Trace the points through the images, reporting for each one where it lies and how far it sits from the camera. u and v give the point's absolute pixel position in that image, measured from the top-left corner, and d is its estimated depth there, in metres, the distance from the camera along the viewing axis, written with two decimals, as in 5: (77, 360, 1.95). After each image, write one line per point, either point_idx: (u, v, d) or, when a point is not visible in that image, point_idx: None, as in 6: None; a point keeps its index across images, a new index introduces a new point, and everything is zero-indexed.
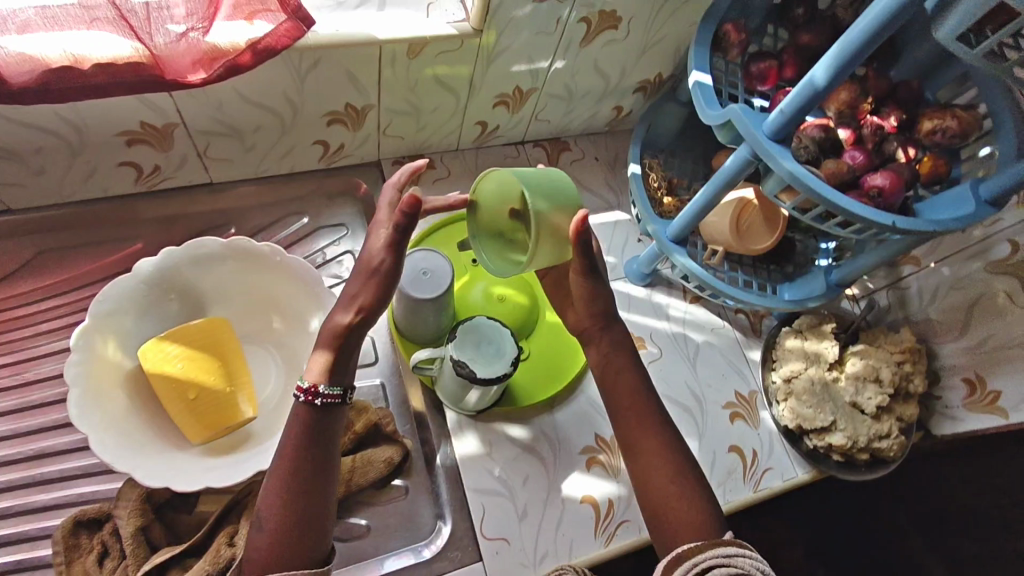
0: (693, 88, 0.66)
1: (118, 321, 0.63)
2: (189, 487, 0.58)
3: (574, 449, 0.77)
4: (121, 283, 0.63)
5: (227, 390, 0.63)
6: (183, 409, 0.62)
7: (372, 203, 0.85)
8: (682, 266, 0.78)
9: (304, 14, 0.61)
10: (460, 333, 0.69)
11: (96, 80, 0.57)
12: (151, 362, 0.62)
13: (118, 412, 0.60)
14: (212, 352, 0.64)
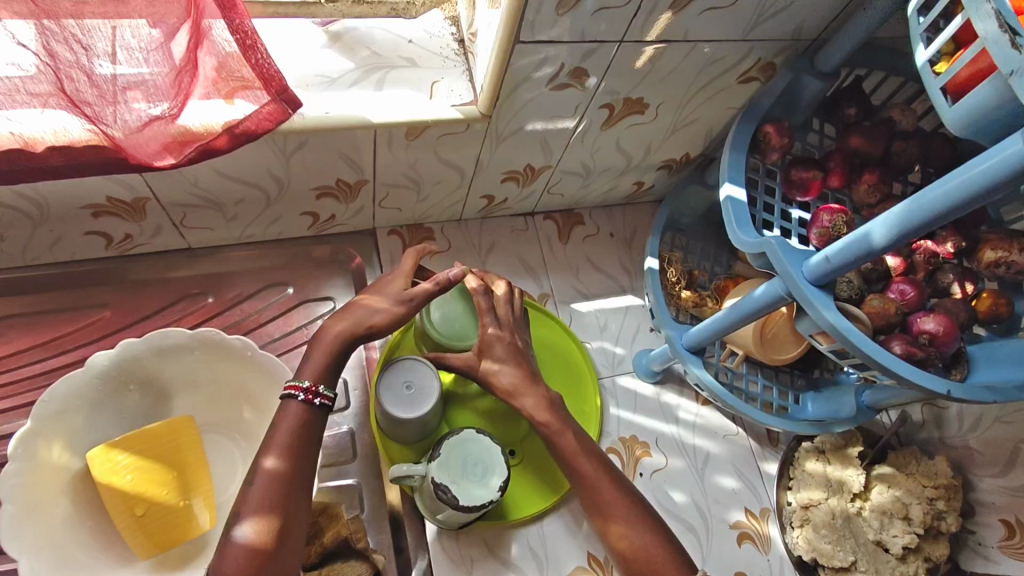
0: (725, 203, 0.58)
1: (67, 421, 0.57)
2: None
3: (562, 570, 0.70)
4: (71, 380, 0.57)
5: (180, 505, 0.57)
6: (130, 525, 0.56)
7: (364, 276, 0.78)
8: (695, 377, 0.72)
9: (290, 96, 0.53)
10: (443, 449, 0.62)
11: (52, 163, 0.49)
12: (100, 471, 0.56)
13: (57, 528, 0.54)
14: (168, 461, 0.58)
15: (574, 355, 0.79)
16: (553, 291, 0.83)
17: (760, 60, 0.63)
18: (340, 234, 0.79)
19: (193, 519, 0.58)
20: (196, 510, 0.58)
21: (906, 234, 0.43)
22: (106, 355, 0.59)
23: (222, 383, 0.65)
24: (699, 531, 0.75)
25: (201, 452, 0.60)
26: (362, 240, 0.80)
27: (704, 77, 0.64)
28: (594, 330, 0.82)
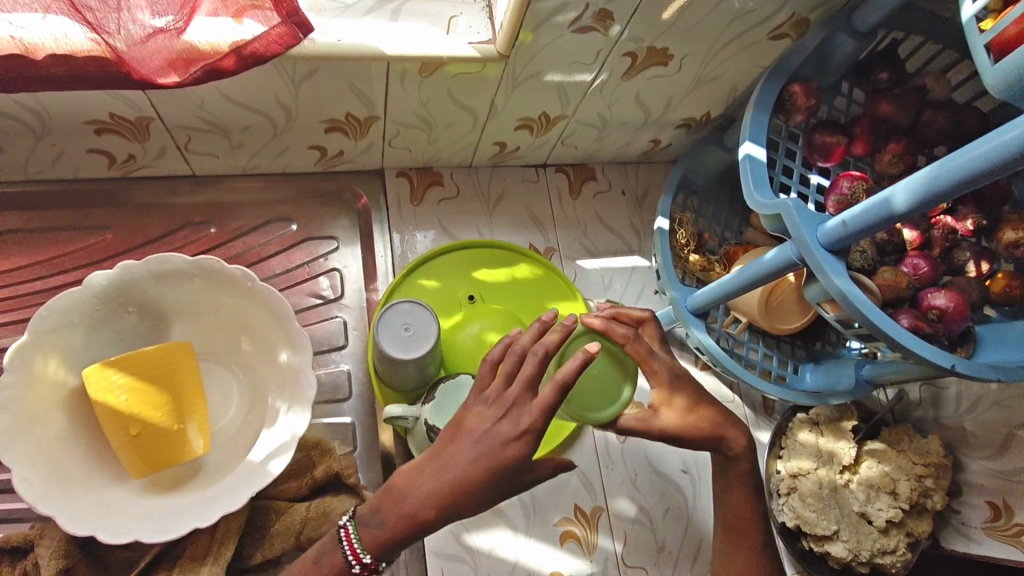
0: (743, 162, 0.56)
1: (65, 337, 0.57)
2: (116, 540, 0.52)
3: (549, 520, 0.71)
4: (70, 298, 0.56)
5: (174, 428, 0.58)
6: (124, 444, 0.56)
7: (370, 217, 0.77)
8: (698, 341, 0.70)
9: (301, 19, 0.51)
10: (438, 393, 0.62)
11: (53, 73, 0.48)
12: (96, 388, 0.56)
13: (53, 441, 0.55)
14: (163, 385, 0.58)
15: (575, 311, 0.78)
16: (560, 246, 0.82)
17: (794, 15, 0.60)
18: (347, 172, 0.77)
19: (187, 442, 0.58)
20: (190, 434, 0.59)
21: (930, 202, 0.41)
22: (105, 276, 0.58)
23: (221, 313, 0.65)
24: (687, 492, 0.75)
25: (196, 378, 0.60)
26: (369, 179, 0.78)
27: (734, 30, 0.62)
28: (598, 288, 0.81)
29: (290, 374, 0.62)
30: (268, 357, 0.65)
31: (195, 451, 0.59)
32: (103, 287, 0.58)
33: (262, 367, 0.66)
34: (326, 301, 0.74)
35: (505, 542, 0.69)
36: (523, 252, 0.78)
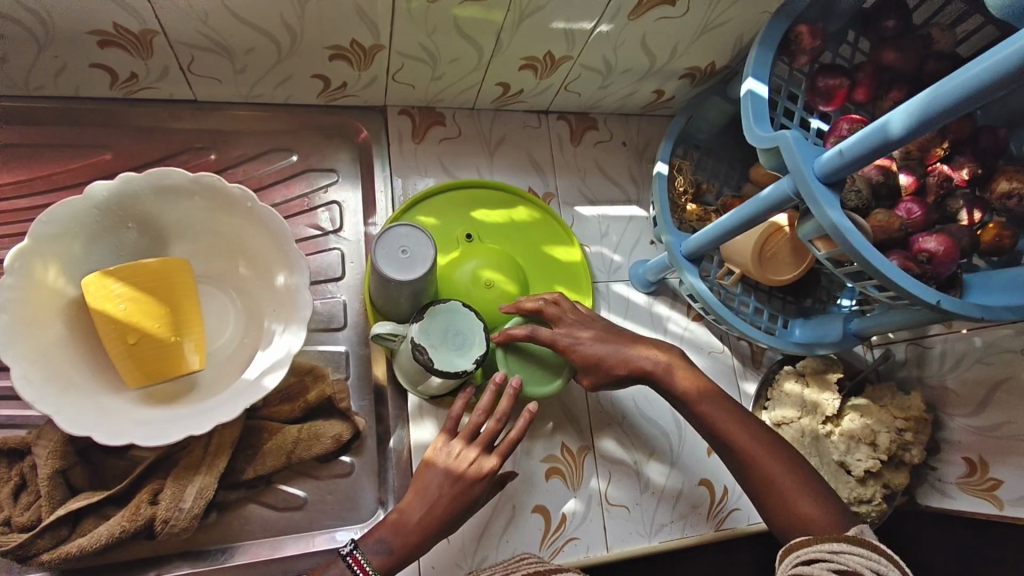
0: (745, 98, 0.57)
1: (64, 245, 0.57)
2: (112, 442, 0.53)
3: (535, 456, 0.72)
4: (72, 207, 0.57)
5: (171, 340, 0.58)
6: (121, 352, 0.57)
7: (370, 153, 0.77)
8: (689, 285, 0.72)
9: None
10: (427, 314, 0.62)
11: None
12: (96, 295, 0.57)
13: (50, 346, 0.55)
14: (161, 296, 0.58)
15: (571, 256, 0.79)
16: (559, 192, 0.82)
17: None
18: (349, 107, 0.77)
19: (182, 357, 0.59)
20: (185, 349, 0.59)
21: (926, 122, 0.42)
22: (106, 189, 0.58)
23: (221, 235, 0.65)
24: (672, 437, 0.77)
25: (193, 295, 0.61)
26: (371, 116, 0.78)
27: None
28: (594, 235, 0.82)
29: (287, 297, 0.63)
30: (266, 281, 0.65)
31: (190, 366, 0.59)
32: (104, 198, 0.58)
33: (259, 292, 0.66)
34: (324, 234, 0.74)
35: None
36: (522, 194, 0.79)
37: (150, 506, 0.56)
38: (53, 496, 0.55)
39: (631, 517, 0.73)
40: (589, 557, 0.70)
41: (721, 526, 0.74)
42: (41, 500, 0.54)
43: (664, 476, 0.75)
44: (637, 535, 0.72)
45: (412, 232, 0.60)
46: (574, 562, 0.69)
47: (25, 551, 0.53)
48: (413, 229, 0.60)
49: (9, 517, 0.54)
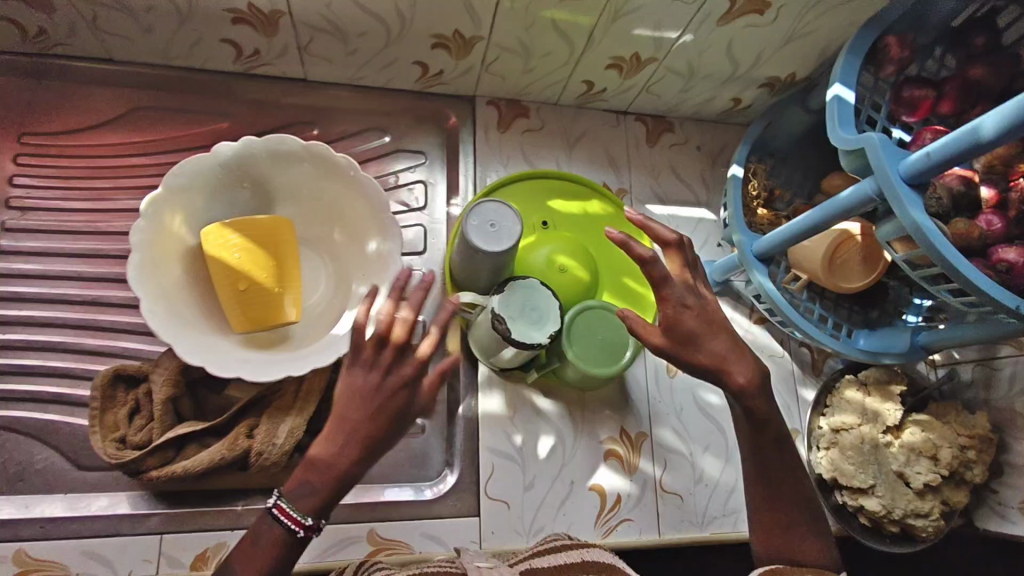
0: (831, 104, 0.59)
1: (189, 197, 0.63)
2: (222, 372, 0.58)
3: (596, 437, 0.75)
4: (200, 163, 0.63)
5: (275, 290, 0.63)
6: (232, 297, 0.62)
7: (457, 139, 0.82)
8: (756, 284, 0.74)
9: None
10: (508, 288, 0.66)
11: None
12: (214, 241, 0.62)
13: (171, 286, 0.61)
14: (269, 250, 0.64)
15: None
16: (632, 189, 0.85)
17: None
18: (442, 94, 0.82)
19: (281, 308, 0.64)
20: (284, 301, 0.64)
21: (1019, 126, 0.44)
22: (229, 150, 0.64)
23: (321, 201, 0.71)
24: (728, 434, 0.79)
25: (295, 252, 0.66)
26: (462, 105, 0.83)
27: None
28: None
29: (381, 262, 0.68)
30: (358, 247, 0.70)
31: (286, 318, 0.64)
32: (226, 157, 0.64)
33: (350, 257, 0.71)
34: (409, 210, 0.79)
35: (552, 449, 0.73)
36: (598, 187, 0.82)
37: (246, 439, 0.61)
38: (163, 421, 0.60)
39: (683, 507, 0.75)
40: (640, 540, 0.73)
41: None
42: (153, 423, 0.60)
43: (718, 471, 0.77)
44: (688, 525, 0.75)
45: (501, 207, 0.64)
46: (626, 542, 0.72)
47: (138, 466, 0.59)
48: (502, 205, 0.64)
49: (125, 435, 0.60)
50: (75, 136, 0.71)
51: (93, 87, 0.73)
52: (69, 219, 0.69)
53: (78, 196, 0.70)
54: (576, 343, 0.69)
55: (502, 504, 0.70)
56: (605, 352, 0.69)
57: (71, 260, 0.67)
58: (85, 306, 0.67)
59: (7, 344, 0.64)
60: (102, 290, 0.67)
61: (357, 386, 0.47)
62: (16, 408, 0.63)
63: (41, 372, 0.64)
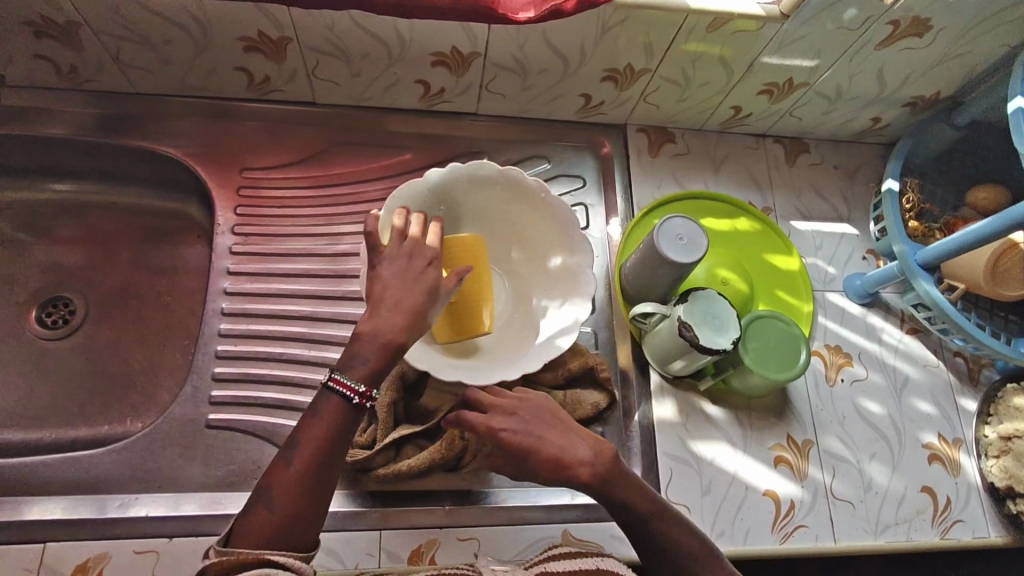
0: (1014, 114, 0.62)
1: None
2: (444, 375, 0.64)
3: (765, 443, 0.77)
4: (415, 188, 0.70)
5: (476, 302, 0.69)
6: (439, 309, 0.68)
7: (611, 164, 0.88)
8: (922, 292, 0.77)
9: None
10: (689, 298, 0.71)
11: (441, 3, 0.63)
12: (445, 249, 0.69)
13: None
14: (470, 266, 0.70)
15: (791, 264, 0.85)
16: (777, 206, 0.89)
17: None
18: (596, 123, 0.89)
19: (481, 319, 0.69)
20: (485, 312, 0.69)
21: None
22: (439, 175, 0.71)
23: (505, 220, 0.77)
24: (892, 442, 0.80)
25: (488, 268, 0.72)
26: (614, 133, 0.89)
27: (997, 4, 0.68)
28: (810, 247, 0.88)
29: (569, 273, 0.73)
30: (539, 262, 0.76)
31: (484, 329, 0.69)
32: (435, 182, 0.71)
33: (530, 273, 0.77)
34: None
35: (724, 455, 0.76)
36: (745, 206, 0.87)
37: (461, 441, 0.67)
38: (386, 423, 0.67)
39: (855, 513, 0.76)
40: (817, 547, 0.74)
41: (946, 535, 0.77)
42: (378, 424, 0.67)
43: (886, 479, 0.78)
44: (863, 532, 0.75)
45: (688, 222, 0.69)
46: (804, 548, 0.73)
47: (366, 462, 0.66)
48: (688, 220, 0.69)
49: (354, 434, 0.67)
50: (288, 174, 0.82)
51: (298, 128, 0.83)
52: (288, 245, 0.80)
53: (293, 226, 0.80)
54: (752, 349, 0.73)
55: (682, 508, 0.73)
56: (780, 358, 0.73)
57: (293, 280, 0.78)
58: (304, 319, 0.76)
59: (241, 356, 0.74)
60: (319, 306, 0.77)
61: (404, 264, 0.58)
62: (252, 413, 0.71)
63: (269, 379, 0.73)
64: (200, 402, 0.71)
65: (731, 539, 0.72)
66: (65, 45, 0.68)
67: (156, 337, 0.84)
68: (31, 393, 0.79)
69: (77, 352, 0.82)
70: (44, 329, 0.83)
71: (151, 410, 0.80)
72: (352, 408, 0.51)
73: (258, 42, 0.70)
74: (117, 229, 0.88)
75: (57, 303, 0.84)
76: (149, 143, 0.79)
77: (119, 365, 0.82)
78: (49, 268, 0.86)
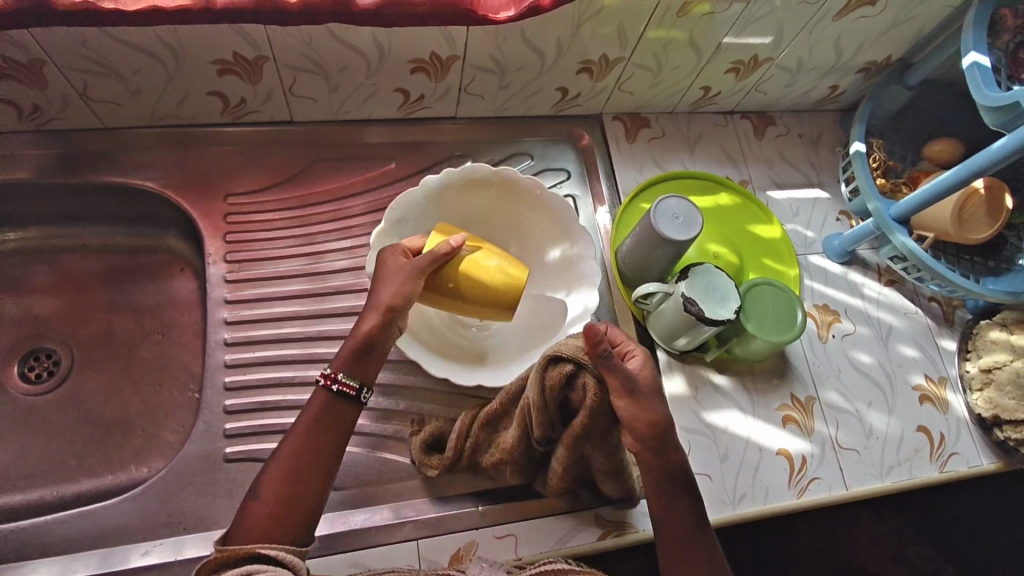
0: (970, 69, 0.69)
1: (400, 228, 0.70)
2: (465, 381, 0.67)
3: (771, 405, 0.80)
4: (413, 197, 0.70)
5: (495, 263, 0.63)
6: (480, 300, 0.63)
7: (592, 154, 0.90)
8: (899, 245, 0.82)
9: None
10: (689, 274, 0.73)
11: (423, 9, 0.62)
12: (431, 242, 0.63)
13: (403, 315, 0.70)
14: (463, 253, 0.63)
15: (773, 232, 0.89)
16: (752, 178, 0.93)
17: None
18: (572, 115, 0.91)
19: (518, 276, 0.63)
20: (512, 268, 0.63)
21: None
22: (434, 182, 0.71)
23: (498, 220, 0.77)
24: (885, 389, 0.84)
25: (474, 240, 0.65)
26: (590, 123, 0.91)
27: None
28: (788, 214, 0.92)
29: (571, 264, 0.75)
30: (536, 256, 0.78)
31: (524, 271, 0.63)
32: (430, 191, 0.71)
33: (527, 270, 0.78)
34: None
35: (736, 421, 0.79)
36: (725, 181, 0.90)
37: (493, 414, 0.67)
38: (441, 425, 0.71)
39: (861, 460, 0.80)
40: (831, 496, 0.77)
41: (945, 469, 0.81)
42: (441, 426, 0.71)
43: (884, 424, 0.82)
44: (871, 476, 0.79)
45: (681, 200, 0.72)
46: (820, 499, 0.77)
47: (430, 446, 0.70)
48: (682, 198, 0.72)
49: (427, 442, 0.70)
50: (273, 194, 0.80)
51: (278, 148, 0.81)
52: (283, 265, 0.78)
53: (287, 245, 0.79)
54: (753, 316, 0.76)
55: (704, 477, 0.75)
56: (778, 320, 0.76)
57: (293, 301, 0.76)
58: (312, 339, 0.74)
59: (251, 384, 0.72)
60: (324, 324, 0.76)
61: (382, 275, 0.60)
62: (270, 440, 0.69)
63: (282, 405, 0.71)
64: (215, 435, 0.69)
65: (751, 500, 0.75)
66: (28, 84, 0.66)
67: (149, 378, 0.78)
68: (20, 454, 0.73)
69: (66, 406, 0.76)
70: (27, 385, 0.76)
71: (157, 454, 0.75)
72: (333, 394, 0.56)
73: (233, 65, 0.69)
74: (89, 269, 0.83)
75: (39, 354, 0.78)
76: (125, 179, 0.76)
77: (114, 412, 0.76)
78: (22, 320, 0.80)
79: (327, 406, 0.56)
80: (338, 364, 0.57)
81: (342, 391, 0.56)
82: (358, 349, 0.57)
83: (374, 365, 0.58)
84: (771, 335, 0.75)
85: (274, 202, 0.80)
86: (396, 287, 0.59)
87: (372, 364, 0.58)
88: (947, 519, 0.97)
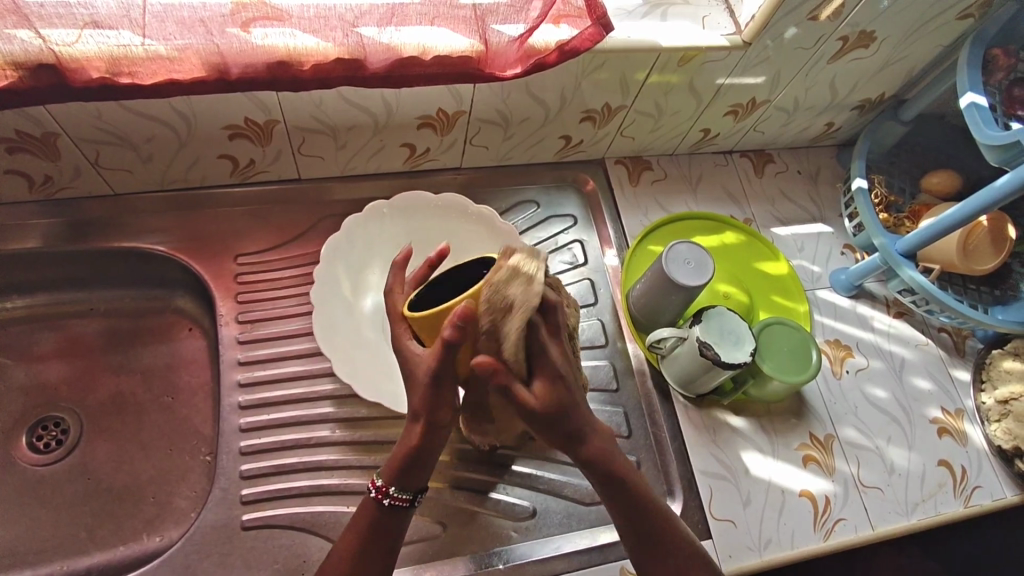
0: (967, 108, 0.71)
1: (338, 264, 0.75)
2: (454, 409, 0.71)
3: (791, 446, 0.80)
4: (343, 287, 0.75)
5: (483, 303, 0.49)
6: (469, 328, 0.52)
7: (598, 200, 0.91)
8: (907, 279, 0.82)
9: (605, 21, 0.64)
10: (704, 318, 0.73)
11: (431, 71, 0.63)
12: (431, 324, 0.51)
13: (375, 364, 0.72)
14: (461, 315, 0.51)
15: (781, 269, 0.89)
16: (756, 216, 0.94)
17: None
18: (574, 162, 0.92)
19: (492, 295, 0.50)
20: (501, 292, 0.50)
21: None
22: (350, 247, 0.77)
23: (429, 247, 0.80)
24: (903, 423, 0.84)
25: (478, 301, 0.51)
26: (594, 169, 0.93)
27: (932, 13, 0.75)
28: (793, 250, 0.92)
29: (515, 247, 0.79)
30: None
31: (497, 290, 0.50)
32: (371, 268, 0.77)
33: None
34: (575, 266, 0.87)
35: (757, 463, 0.78)
36: (729, 220, 0.91)
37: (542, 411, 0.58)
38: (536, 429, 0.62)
39: (886, 498, 0.79)
40: (857, 538, 0.75)
41: (970, 503, 0.80)
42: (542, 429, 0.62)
43: (906, 459, 0.81)
44: (896, 513, 0.78)
45: (688, 245, 0.73)
46: (846, 541, 0.75)
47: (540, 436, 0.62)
48: (689, 242, 0.74)
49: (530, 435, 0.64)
50: (281, 251, 0.81)
51: (286, 207, 0.82)
52: (294, 322, 0.78)
53: (298, 301, 0.79)
54: (767, 358, 0.76)
55: (729, 523, 0.73)
56: (796, 355, 0.76)
57: (305, 359, 0.76)
58: (324, 400, 0.74)
59: (266, 448, 0.71)
60: (336, 382, 0.75)
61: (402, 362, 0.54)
62: (287, 505, 0.68)
63: (295, 468, 0.70)
64: (231, 503, 0.68)
65: (778, 545, 0.73)
66: (41, 157, 0.66)
67: (161, 442, 0.77)
68: (29, 528, 0.71)
69: (76, 476, 0.75)
70: (37, 456, 0.75)
71: (169, 522, 0.73)
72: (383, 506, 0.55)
73: (244, 129, 0.70)
74: (95, 333, 0.82)
75: (47, 423, 0.77)
76: (135, 245, 0.77)
77: (124, 480, 0.75)
78: (29, 388, 0.78)
79: (376, 509, 0.55)
80: (387, 478, 0.55)
81: (394, 505, 0.55)
82: (407, 461, 0.54)
83: (426, 467, 0.55)
84: (780, 373, 0.74)
85: (283, 260, 0.80)
86: (424, 398, 0.52)
87: (427, 467, 0.55)
88: (972, 550, 0.95)
